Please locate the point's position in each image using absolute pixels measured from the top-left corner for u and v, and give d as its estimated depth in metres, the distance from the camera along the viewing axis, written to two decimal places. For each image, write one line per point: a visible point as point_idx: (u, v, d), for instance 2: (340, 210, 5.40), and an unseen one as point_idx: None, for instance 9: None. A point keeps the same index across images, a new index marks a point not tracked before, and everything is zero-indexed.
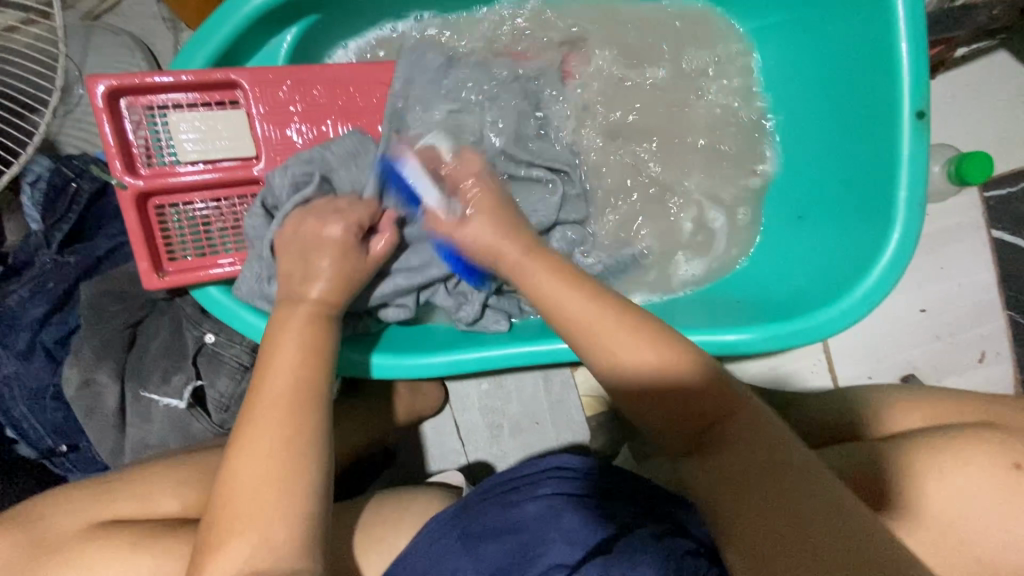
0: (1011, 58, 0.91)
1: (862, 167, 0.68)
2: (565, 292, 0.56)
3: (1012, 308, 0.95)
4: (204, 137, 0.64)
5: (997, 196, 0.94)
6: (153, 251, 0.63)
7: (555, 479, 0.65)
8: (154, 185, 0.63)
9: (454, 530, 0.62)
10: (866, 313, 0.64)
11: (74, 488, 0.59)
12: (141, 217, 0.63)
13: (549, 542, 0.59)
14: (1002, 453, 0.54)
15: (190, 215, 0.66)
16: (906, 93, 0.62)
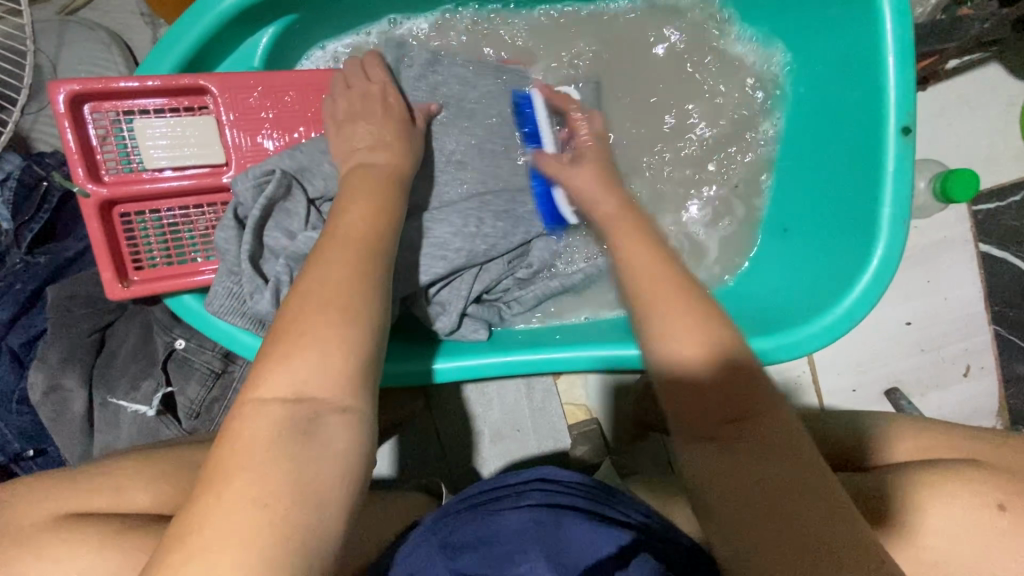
0: (1003, 70, 0.90)
1: (848, 180, 0.67)
2: (639, 248, 0.59)
3: (998, 323, 0.95)
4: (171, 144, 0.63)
5: (985, 210, 0.93)
6: (118, 260, 0.62)
7: (539, 491, 0.65)
8: (118, 192, 0.61)
9: (434, 539, 0.61)
10: (848, 330, 0.64)
11: (46, 478, 0.57)
12: (105, 225, 0.61)
13: (530, 549, 0.57)
14: (987, 492, 0.52)
15: (157, 223, 0.64)
16: (893, 107, 0.61)
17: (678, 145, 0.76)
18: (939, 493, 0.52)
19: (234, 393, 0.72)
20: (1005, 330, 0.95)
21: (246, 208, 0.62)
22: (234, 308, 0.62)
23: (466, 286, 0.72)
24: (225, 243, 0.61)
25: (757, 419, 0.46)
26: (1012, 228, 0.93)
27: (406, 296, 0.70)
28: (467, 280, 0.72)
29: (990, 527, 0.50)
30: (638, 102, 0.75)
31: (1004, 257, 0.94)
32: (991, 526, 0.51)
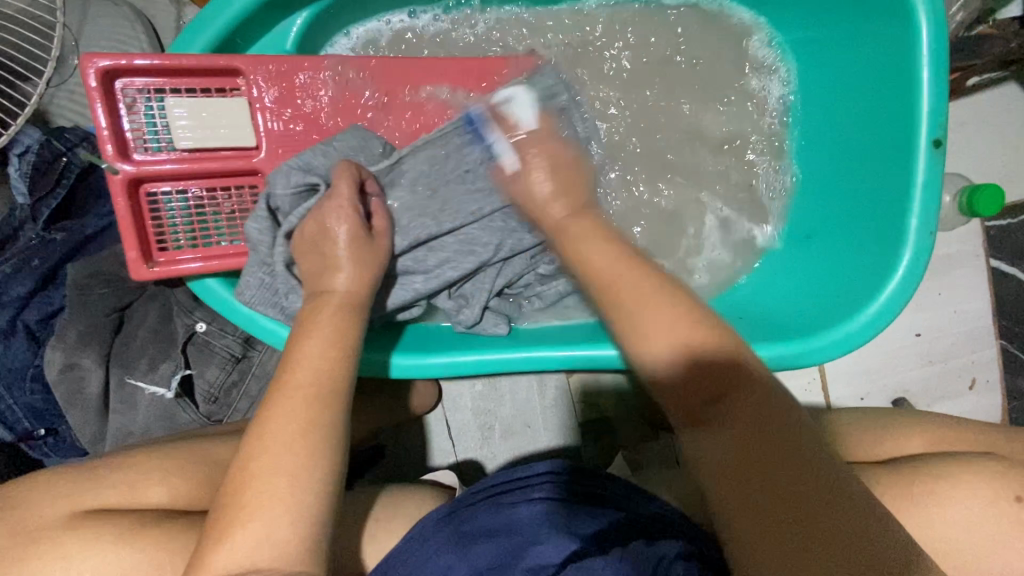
0: (1020, 90, 0.92)
1: (875, 190, 0.68)
2: (592, 240, 0.60)
3: (1005, 338, 0.96)
4: (202, 124, 0.62)
5: (997, 227, 0.95)
6: (142, 240, 0.61)
7: (549, 484, 0.63)
8: (146, 170, 0.60)
9: (448, 529, 0.61)
10: (872, 336, 0.64)
11: (58, 475, 0.54)
12: (132, 204, 0.61)
13: (542, 542, 0.57)
14: (1004, 485, 0.54)
15: (183, 204, 0.64)
16: (925, 119, 0.62)
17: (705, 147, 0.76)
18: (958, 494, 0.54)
19: (253, 379, 0.71)
20: (1011, 345, 0.96)
21: (283, 206, 0.61)
22: (261, 300, 0.62)
23: (489, 281, 0.72)
24: (256, 237, 0.60)
25: (742, 397, 0.47)
26: (1022, 245, 0.95)
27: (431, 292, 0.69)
28: (490, 276, 0.72)
29: (1002, 520, 0.53)
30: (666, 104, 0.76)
31: (1014, 273, 0.95)
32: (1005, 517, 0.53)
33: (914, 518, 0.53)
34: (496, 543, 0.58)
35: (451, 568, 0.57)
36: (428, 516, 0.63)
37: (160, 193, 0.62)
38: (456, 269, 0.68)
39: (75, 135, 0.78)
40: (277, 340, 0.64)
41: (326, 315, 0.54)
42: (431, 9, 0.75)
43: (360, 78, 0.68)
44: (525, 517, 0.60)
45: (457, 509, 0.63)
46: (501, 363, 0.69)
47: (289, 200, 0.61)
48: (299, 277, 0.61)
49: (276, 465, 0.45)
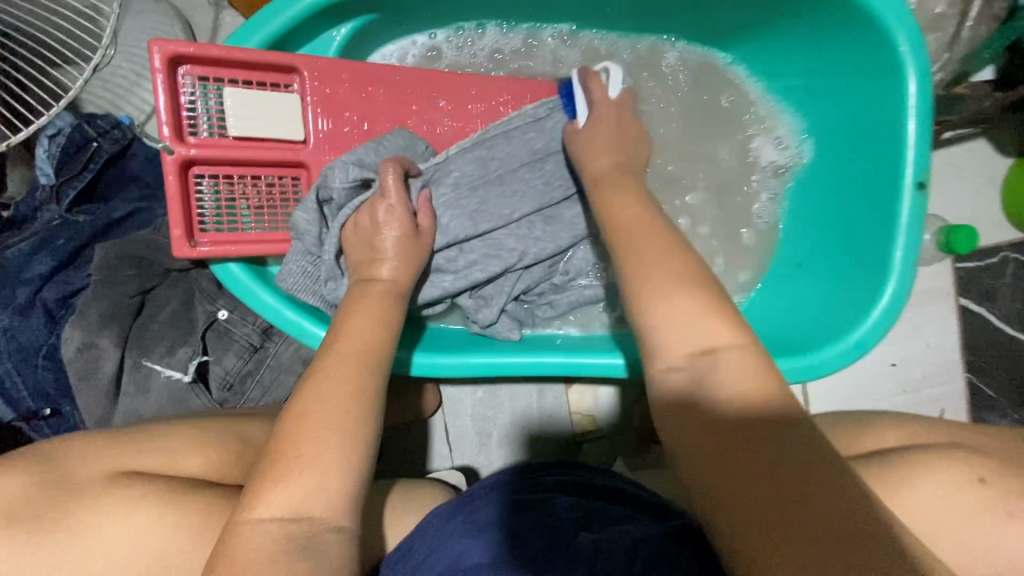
0: (990, 145, 1.01)
1: (866, 222, 0.74)
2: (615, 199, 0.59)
3: (970, 371, 1.03)
4: (256, 117, 0.66)
5: (966, 268, 1.03)
6: (187, 220, 0.65)
7: (556, 474, 0.67)
8: (199, 154, 0.64)
9: (458, 516, 0.61)
10: (862, 355, 0.69)
11: (95, 434, 0.54)
12: (181, 182, 0.64)
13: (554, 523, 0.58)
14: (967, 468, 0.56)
15: (227, 189, 0.68)
16: (910, 164, 0.69)
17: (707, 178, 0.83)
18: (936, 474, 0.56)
19: (268, 369, 0.73)
20: (977, 379, 1.03)
21: (335, 199, 0.65)
22: (302, 281, 0.66)
23: (509, 287, 0.77)
24: (307, 223, 0.65)
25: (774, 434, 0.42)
26: (988, 286, 1.03)
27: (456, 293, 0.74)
28: (511, 282, 0.77)
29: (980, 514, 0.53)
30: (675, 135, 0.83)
31: (980, 312, 1.03)
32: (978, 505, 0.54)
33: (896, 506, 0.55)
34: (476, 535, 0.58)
35: (464, 552, 0.57)
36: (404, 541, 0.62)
37: (205, 177, 0.66)
38: (480, 273, 0.73)
39: (107, 121, 0.79)
40: (301, 331, 0.67)
41: (365, 307, 0.57)
42: (462, 29, 0.80)
43: (398, 88, 0.72)
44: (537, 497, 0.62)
45: (466, 500, 0.64)
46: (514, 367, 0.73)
47: (342, 193, 0.64)
48: (342, 268, 0.66)
49: (320, 435, 0.47)
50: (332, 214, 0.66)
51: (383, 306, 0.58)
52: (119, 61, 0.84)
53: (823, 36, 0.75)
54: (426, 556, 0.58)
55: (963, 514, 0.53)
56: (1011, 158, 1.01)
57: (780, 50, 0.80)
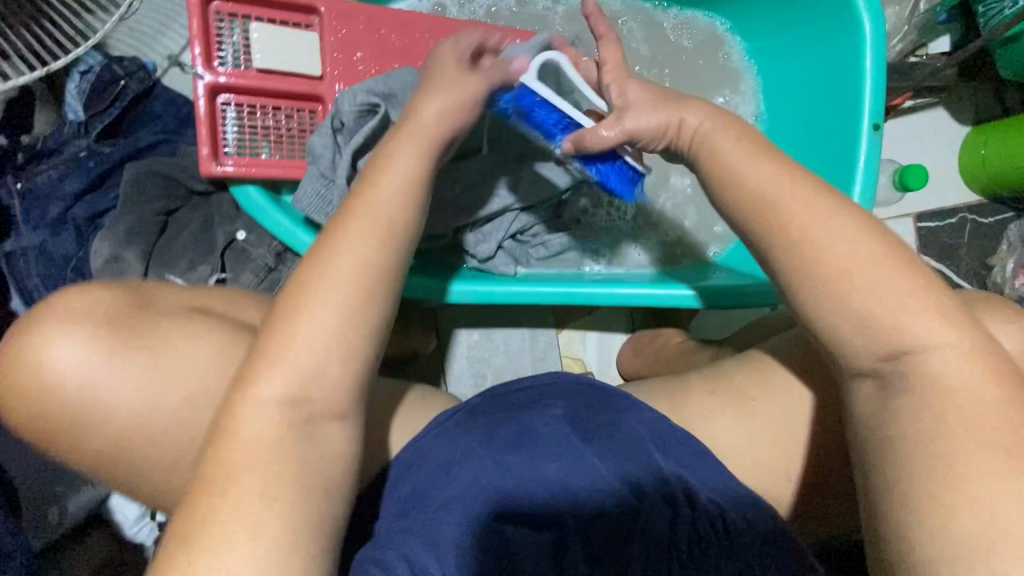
0: (949, 114, 1.10)
1: (827, 166, 0.82)
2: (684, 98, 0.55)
3: None
4: (279, 51, 0.73)
5: (928, 228, 1.11)
6: (214, 142, 0.71)
7: (558, 402, 0.65)
8: (226, 82, 0.70)
9: (468, 438, 0.63)
10: None
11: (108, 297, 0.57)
12: (209, 107, 0.70)
13: (558, 472, 0.60)
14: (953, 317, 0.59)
15: (249, 117, 0.73)
16: (866, 107, 0.77)
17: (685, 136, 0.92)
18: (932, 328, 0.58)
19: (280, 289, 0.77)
20: None
21: (353, 120, 0.71)
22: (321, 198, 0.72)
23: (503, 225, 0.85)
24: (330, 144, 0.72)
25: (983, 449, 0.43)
26: (949, 245, 1.11)
27: (457, 226, 0.83)
28: (507, 221, 0.86)
29: None
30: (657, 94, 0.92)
31: (941, 269, 1.11)
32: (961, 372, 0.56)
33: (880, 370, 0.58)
34: (483, 465, 0.61)
35: (473, 489, 0.60)
36: (406, 455, 0.65)
37: (231, 104, 0.71)
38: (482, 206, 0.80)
39: (133, 63, 0.85)
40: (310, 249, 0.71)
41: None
42: None
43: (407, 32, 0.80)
44: (543, 435, 0.62)
45: (472, 417, 0.66)
46: (513, 294, 0.81)
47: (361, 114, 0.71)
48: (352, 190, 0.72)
49: None
50: (351, 134, 0.72)
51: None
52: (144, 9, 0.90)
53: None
54: (434, 469, 0.62)
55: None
56: (968, 126, 1.09)
57: (753, 15, 0.90)
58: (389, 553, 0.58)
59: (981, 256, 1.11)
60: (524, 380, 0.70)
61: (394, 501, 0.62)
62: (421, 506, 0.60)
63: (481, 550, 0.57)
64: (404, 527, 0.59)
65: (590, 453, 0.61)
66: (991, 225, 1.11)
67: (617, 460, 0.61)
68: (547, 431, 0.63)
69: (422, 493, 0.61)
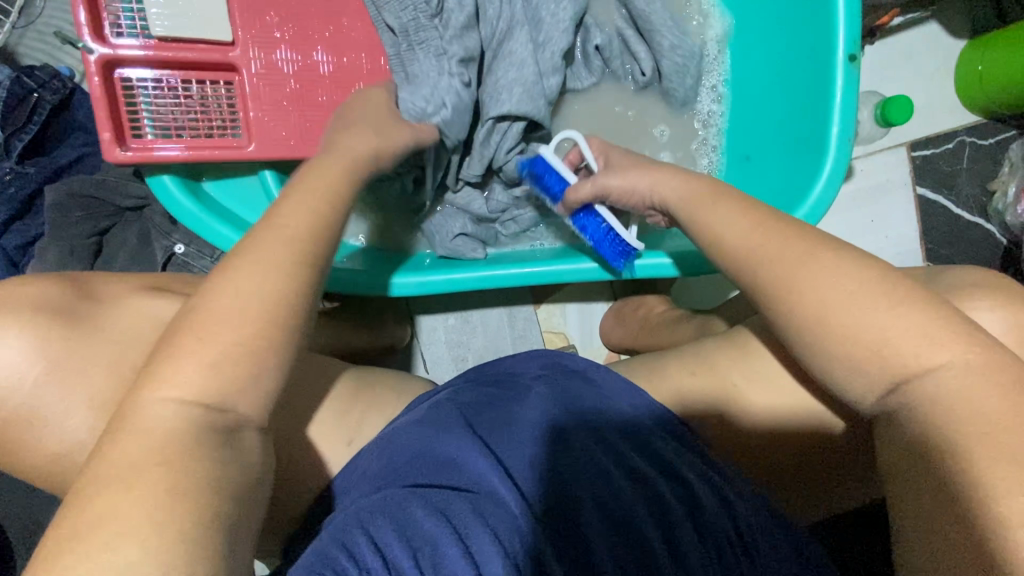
0: (940, 29, 1.01)
1: (803, 107, 0.75)
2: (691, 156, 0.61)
3: (931, 259, 1.06)
4: (176, 13, 0.68)
5: (921, 156, 1.05)
6: (116, 124, 0.66)
7: (545, 380, 0.63)
8: (120, 53, 0.66)
9: (443, 416, 0.60)
10: None
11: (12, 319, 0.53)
12: (106, 84, 0.66)
13: (535, 443, 0.55)
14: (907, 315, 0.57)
15: (156, 92, 0.70)
16: (841, 37, 0.69)
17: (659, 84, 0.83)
18: None
19: None
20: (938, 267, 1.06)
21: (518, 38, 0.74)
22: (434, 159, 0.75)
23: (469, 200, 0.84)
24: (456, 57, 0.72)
25: None
26: (944, 174, 1.05)
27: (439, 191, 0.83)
28: (473, 195, 0.84)
29: None
30: (632, 37, 0.81)
31: (937, 200, 1.05)
32: None
33: None
34: (458, 434, 0.57)
35: (445, 451, 0.55)
36: (375, 446, 0.59)
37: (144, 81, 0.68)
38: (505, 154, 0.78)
39: (46, 72, 0.77)
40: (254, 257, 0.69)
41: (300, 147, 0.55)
42: None
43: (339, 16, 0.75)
44: (528, 414, 0.58)
45: (453, 395, 0.63)
46: (435, 283, 0.78)
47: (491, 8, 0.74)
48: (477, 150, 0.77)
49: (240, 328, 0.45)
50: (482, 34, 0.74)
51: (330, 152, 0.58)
52: (51, 10, 0.82)
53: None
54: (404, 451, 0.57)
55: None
56: (965, 41, 1.00)
57: None
58: (354, 534, 0.48)
59: (979, 182, 1.05)
60: (513, 362, 0.68)
61: (368, 477, 0.56)
62: (389, 487, 0.53)
63: (454, 523, 0.49)
64: (366, 504, 0.52)
65: (571, 425, 0.57)
66: (990, 146, 1.04)
67: (597, 429, 0.57)
68: (528, 411, 0.58)
69: (392, 467, 0.55)
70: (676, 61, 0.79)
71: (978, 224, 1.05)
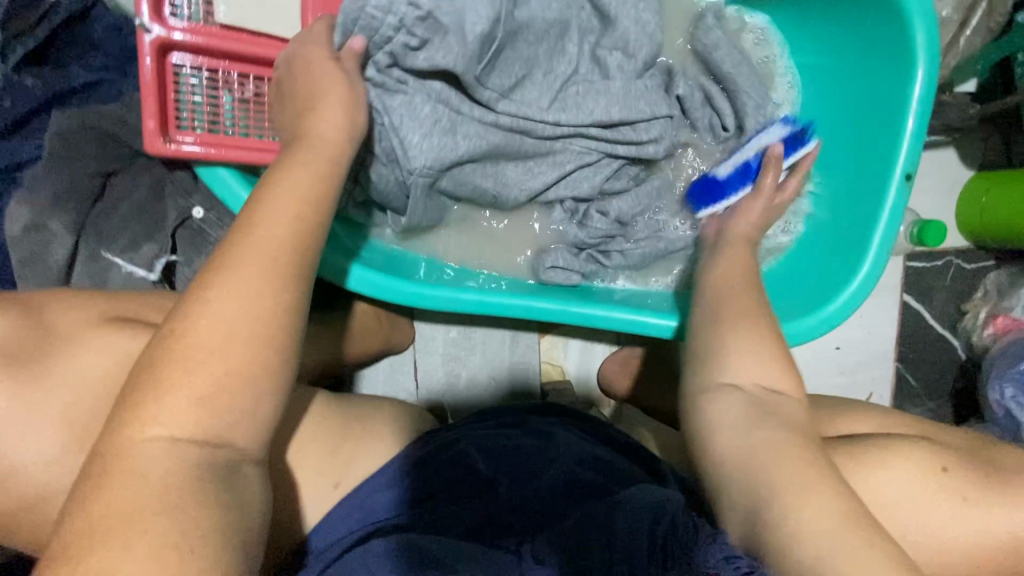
0: (955, 156, 1.09)
1: (848, 207, 0.77)
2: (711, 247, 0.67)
3: (900, 361, 1.15)
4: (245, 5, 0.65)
5: (914, 267, 1.13)
6: (163, 115, 0.62)
7: (566, 436, 0.72)
8: (180, 39, 0.62)
9: (466, 452, 0.68)
10: (798, 342, 0.73)
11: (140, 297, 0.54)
12: (159, 67, 0.62)
13: (548, 486, 0.64)
14: (934, 456, 0.58)
15: (207, 86, 0.65)
16: (902, 155, 0.72)
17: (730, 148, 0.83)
18: (899, 455, 0.58)
19: None
20: (904, 369, 1.15)
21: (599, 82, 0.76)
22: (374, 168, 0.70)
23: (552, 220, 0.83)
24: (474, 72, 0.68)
25: None
26: (927, 287, 1.14)
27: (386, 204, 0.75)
28: (565, 225, 0.83)
29: (934, 488, 0.56)
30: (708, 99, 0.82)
31: (917, 308, 1.14)
32: (935, 484, 0.56)
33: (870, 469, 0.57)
34: (480, 473, 0.66)
35: (469, 489, 0.64)
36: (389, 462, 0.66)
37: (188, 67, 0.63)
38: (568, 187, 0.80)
39: None
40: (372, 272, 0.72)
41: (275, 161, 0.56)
42: None
43: None
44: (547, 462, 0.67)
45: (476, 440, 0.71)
46: (400, 293, 0.72)
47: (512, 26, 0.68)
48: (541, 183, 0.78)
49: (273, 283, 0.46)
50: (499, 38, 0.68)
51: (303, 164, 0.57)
52: None
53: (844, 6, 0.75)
54: (432, 487, 0.64)
55: (914, 475, 0.56)
56: (972, 172, 1.09)
57: (806, 27, 0.80)
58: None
59: (956, 302, 1.15)
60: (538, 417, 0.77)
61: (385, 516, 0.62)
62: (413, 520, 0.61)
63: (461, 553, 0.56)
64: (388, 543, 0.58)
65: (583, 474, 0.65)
66: (970, 271, 1.14)
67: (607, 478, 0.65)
68: (548, 460, 0.67)
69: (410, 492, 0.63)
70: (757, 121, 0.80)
71: (949, 340, 1.15)
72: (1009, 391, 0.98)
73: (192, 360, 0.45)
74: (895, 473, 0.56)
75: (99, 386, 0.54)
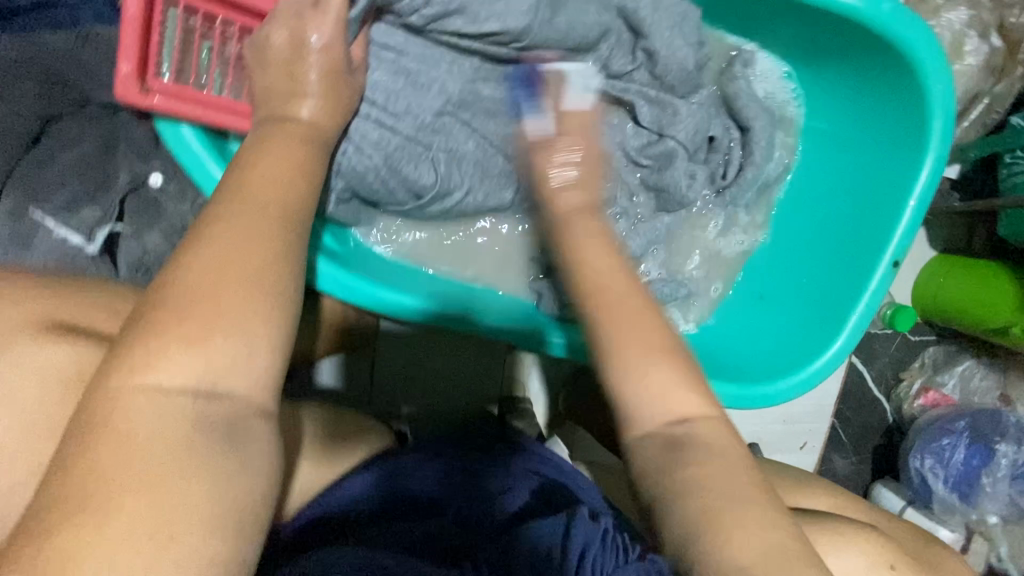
0: (922, 235, 1.15)
1: (836, 279, 0.78)
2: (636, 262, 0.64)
3: (836, 418, 1.21)
4: None
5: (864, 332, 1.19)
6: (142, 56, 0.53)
7: (531, 458, 0.68)
8: None
9: (419, 456, 0.66)
10: (764, 405, 0.73)
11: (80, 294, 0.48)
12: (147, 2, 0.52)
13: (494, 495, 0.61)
14: (883, 555, 0.61)
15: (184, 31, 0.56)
16: (896, 240, 0.73)
17: (741, 205, 0.82)
18: (853, 542, 0.60)
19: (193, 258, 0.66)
20: (839, 425, 1.21)
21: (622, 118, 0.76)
22: (345, 149, 0.64)
23: None
24: (480, 67, 0.68)
25: None
26: (872, 351, 1.20)
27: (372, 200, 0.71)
28: None
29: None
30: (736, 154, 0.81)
31: (861, 370, 1.20)
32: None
33: (819, 551, 0.58)
34: (429, 475, 0.63)
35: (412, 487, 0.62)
36: (342, 486, 0.61)
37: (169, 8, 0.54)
38: None
39: None
40: (350, 280, 0.66)
41: (267, 145, 0.51)
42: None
43: None
44: (501, 475, 0.64)
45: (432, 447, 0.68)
46: (374, 300, 0.67)
47: (545, 35, 0.65)
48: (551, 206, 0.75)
49: (227, 302, 0.41)
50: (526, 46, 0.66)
51: (310, 156, 0.52)
52: None
53: (875, 76, 0.73)
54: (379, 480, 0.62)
55: (861, 559, 0.59)
56: (934, 252, 1.15)
57: (834, 95, 0.79)
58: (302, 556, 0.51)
59: (894, 368, 1.21)
60: (502, 434, 0.74)
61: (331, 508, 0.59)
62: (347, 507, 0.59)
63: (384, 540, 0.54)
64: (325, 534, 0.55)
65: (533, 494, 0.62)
66: (913, 342, 1.21)
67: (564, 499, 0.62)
68: (505, 476, 0.64)
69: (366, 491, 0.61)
70: (755, 173, 0.80)
71: (879, 401, 1.21)
72: (928, 462, 1.06)
73: (133, 359, 0.39)
74: (847, 553, 0.58)
75: (9, 356, 0.48)
